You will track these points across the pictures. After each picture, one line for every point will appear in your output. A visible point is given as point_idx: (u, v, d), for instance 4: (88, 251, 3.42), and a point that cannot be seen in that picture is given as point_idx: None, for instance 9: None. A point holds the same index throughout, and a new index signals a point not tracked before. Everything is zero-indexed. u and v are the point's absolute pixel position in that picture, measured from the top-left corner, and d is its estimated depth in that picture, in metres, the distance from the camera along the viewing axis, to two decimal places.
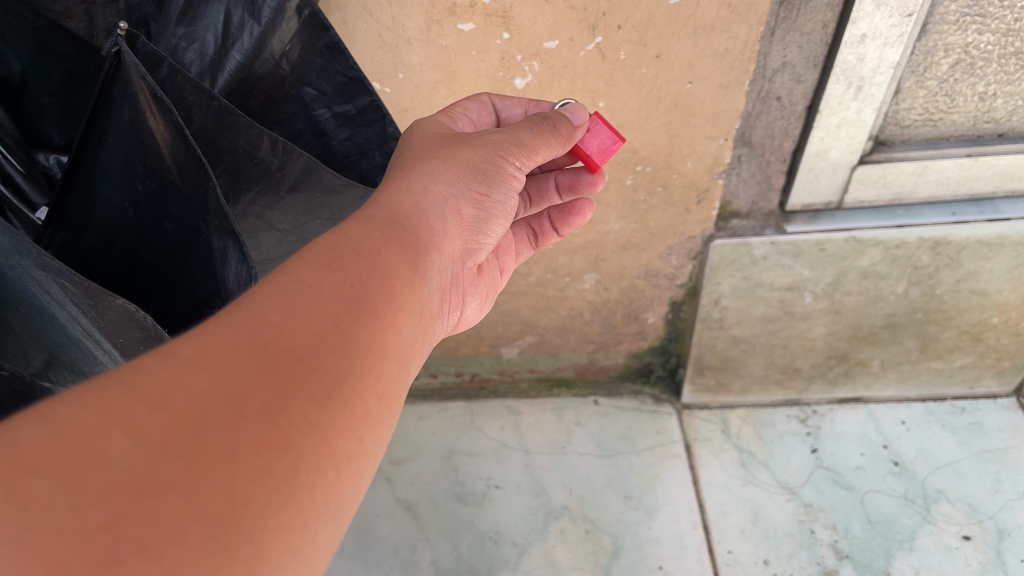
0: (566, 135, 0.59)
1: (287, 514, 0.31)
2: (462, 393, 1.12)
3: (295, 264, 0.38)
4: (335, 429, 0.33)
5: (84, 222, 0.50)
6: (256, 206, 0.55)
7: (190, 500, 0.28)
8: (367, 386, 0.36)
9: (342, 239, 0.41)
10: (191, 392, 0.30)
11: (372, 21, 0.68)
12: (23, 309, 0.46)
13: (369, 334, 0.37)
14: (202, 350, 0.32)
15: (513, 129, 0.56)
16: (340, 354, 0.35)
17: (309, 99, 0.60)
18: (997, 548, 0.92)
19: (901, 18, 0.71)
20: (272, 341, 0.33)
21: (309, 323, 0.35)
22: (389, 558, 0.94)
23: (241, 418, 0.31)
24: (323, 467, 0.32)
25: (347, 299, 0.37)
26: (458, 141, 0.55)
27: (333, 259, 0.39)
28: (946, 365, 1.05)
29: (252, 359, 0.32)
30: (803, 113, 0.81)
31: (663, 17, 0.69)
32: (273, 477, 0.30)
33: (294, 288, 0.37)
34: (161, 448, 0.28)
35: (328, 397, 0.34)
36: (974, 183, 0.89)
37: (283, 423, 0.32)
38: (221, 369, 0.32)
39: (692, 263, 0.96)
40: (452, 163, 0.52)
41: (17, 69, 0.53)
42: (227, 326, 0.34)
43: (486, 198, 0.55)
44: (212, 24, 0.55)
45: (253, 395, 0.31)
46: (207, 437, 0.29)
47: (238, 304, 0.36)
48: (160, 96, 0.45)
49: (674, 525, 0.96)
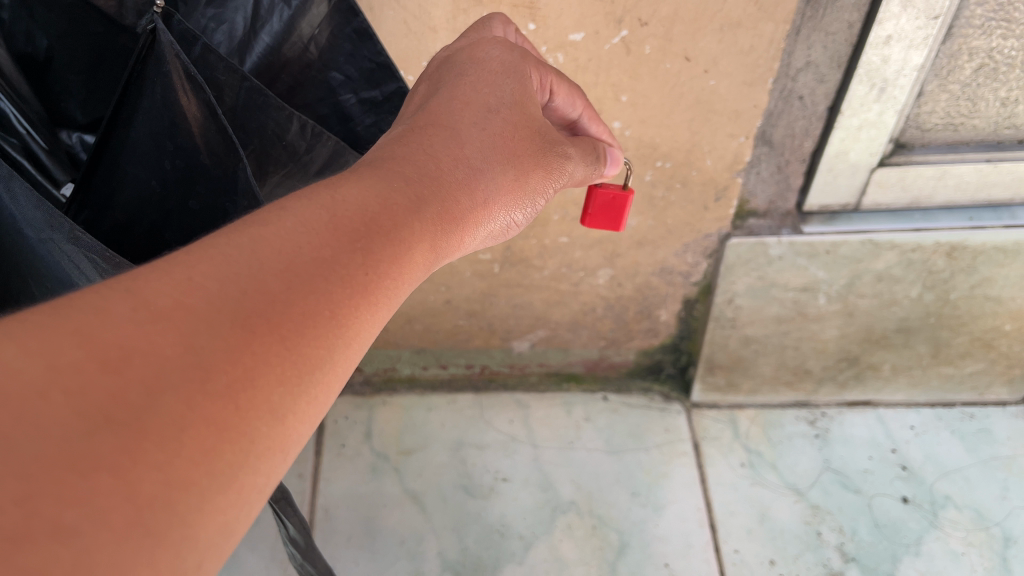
0: (590, 177, 0.62)
1: (227, 497, 0.28)
2: (472, 385, 1.12)
3: (316, 223, 0.35)
4: (295, 415, 0.31)
5: (110, 200, 0.48)
6: (282, 188, 0.56)
7: (127, 480, 0.25)
8: (337, 374, 0.34)
9: (375, 209, 0.38)
10: (153, 356, 0.27)
11: (398, 8, 0.68)
12: (48, 283, 0.46)
13: (357, 322, 0.35)
14: (179, 306, 0.29)
15: (572, 157, 0.57)
16: (325, 340, 0.33)
17: (336, 84, 0.60)
18: (1003, 555, 0.91)
19: (927, 21, 0.70)
20: (259, 315, 0.31)
21: (307, 302, 0.32)
22: (394, 549, 0.94)
23: (202, 396, 0.28)
24: (271, 452, 0.30)
25: (355, 284, 0.35)
26: (537, 153, 0.53)
27: (356, 235, 0.36)
28: (957, 371, 1.05)
29: (234, 331, 0.30)
30: (824, 113, 0.81)
31: (690, 12, 0.69)
32: (219, 461, 0.28)
33: (304, 255, 0.34)
34: (104, 419, 0.25)
35: (296, 382, 0.31)
36: (992, 189, 0.89)
37: (241, 406, 0.29)
38: (192, 333, 0.29)
39: (707, 261, 0.96)
40: (518, 183, 0.51)
41: (44, 45, 0.53)
42: (214, 281, 0.31)
43: (526, 203, 0.53)
44: (241, 6, 0.55)
45: (220, 371, 0.29)
46: (159, 412, 0.26)
47: (239, 249, 0.32)
48: (192, 74, 0.46)
49: (681, 524, 0.96)
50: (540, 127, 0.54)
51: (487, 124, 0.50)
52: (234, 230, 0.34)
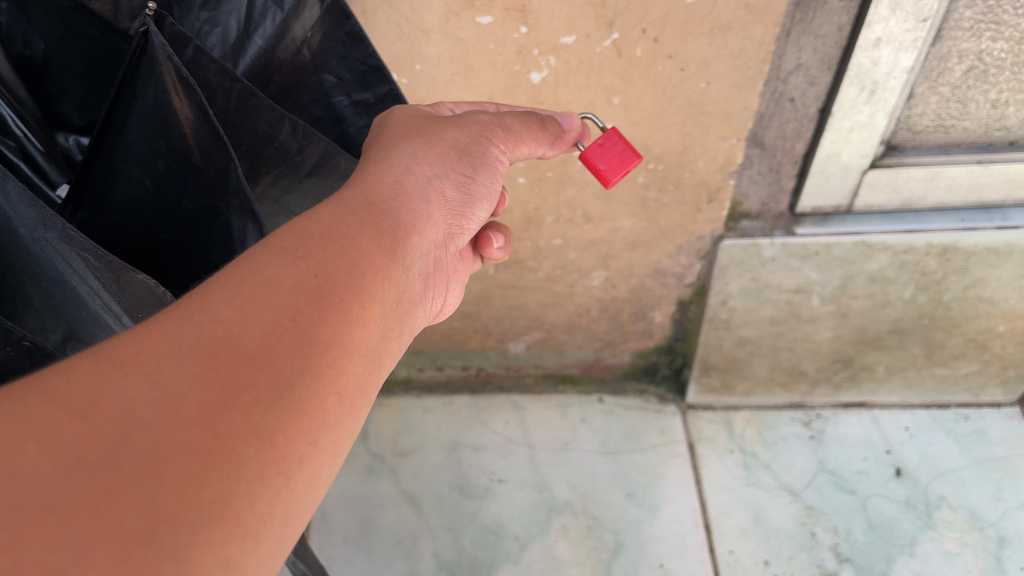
0: (554, 134, 0.59)
1: (222, 524, 0.29)
2: (468, 387, 1.12)
3: (259, 253, 0.37)
4: (283, 432, 0.32)
5: (104, 200, 0.49)
6: (274, 189, 0.57)
7: (109, 518, 0.26)
8: (325, 384, 0.35)
9: (311, 223, 0.40)
10: (120, 397, 0.29)
11: (391, 11, 0.69)
12: (43, 282, 0.46)
13: (329, 328, 0.36)
14: (141, 351, 0.31)
15: (507, 113, 0.57)
16: (294, 351, 0.34)
17: (329, 86, 0.61)
18: (997, 555, 0.92)
19: (916, 23, 0.71)
20: (219, 341, 0.32)
21: (264, 318, 0.34)
22: (390, 549, 0.94)
23: (175, 427, 0.29)
24: (267, 473, 0.31)
25: (309, 289, 0.36)
26: (441, 121, 0.54)
27: (299, 249, 0.38)
28: (951, 372, 1.05)
29: (196, 360, 0.31)
30: (815, 115, 0.81)
31: (680, 15, 0.70)
32: (207, 488, 0.29)
33: (253, 280, 0.36)
34: (81, 460, 0.27)
35: (278, 399, 0.32)
36: (984, 191, 0.89)
37: (222, 431, 0.30)
38: (155, 371, 0.30)
39: (700, 263, 0.97)
40: (435, 142, 0.52)
41: (41, 49, 0.53)
42: (173, 323, 0.33)
43: (468, 170, 0.53)
44: (235, 9, 0.55)
45: (190, 399, 0.30)
46: (131, 448, 0.28)
47: (191, 297, 0.34)
48: (185, 77, 0.46)
49: (676, 524, 0.97)
50: (435, 114, 0.55)
51: (389, 130, 0.53)
52: (193, 286, 0.36)
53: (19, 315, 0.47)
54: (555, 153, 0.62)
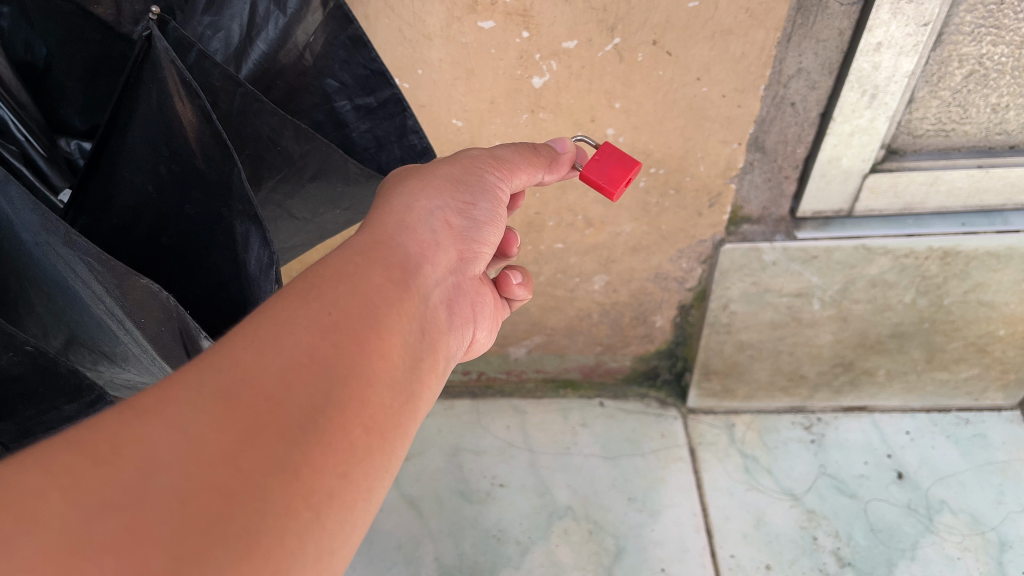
0: (549, 159, 0.59)
1: (250, 560, 0.29)
2: (469, 392, 1.12)
3: (274, 301, 0.38)
4: (309, 465, 0.32)
5: (107, 206, 0.50)
6: (276, 194, 0.57)
7: (137, 556, 0.27)
8: (350, 416, 0.35)
9: (320, 269, 0.40)
10: (143, 441, 0.30)
11: (393, 16, 0.69)
12: (46, 287, 0.46)
13: (346, 364, 0.36)
14: (164, 399, 0.32)
15: (503, 146, 0.56)
16: (314, 387, 0.34)
17: (331, 90, 0.61)
18: (998, 559, 0.92)
19: (917, 28, 0.71)
20: (238, 382, 0.33)
21: (280, 358, 0.34)
22: (391, 554, 0.94)
23: (198, 466, 0.30)
24: (295, 507, 0.31)
25: (323, 327, 0.36)
26: (437, 160, 0.53)
27: (310, 292, 0.38)
28: (952, 376, 1.05)
29: (214, 403, 0.32)
30: (816, 120, 0.81)
31: (681, 20, 0.70)
32: (232, 525, 0.29)
33: (267, 325, 0.36)
34: (107, 502, 0.28)
35: (301, 434, 0.32)
36: (984, 195, 0.89)
37: (245, 467, 0.30)
38: (176, 417, 0.31)
39: (701, 267, 0.97)
40: (429, 178, 0.50)
41: (43, 53, 0.53)
42: (193, 371, 0.33)
43: (477, 200, 0.52)
44: (238, 13, 0.56)
45: (211, 440, 0.30)
46: (154, 490, 0.29)
47: (209, 349, 0.35)
48: (187, 80, 0.46)
49: (677, 528, 0.97)
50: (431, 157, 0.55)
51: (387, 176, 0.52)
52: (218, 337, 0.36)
53: (23, 319, 0.48)
54: (555, 178, 0.61)
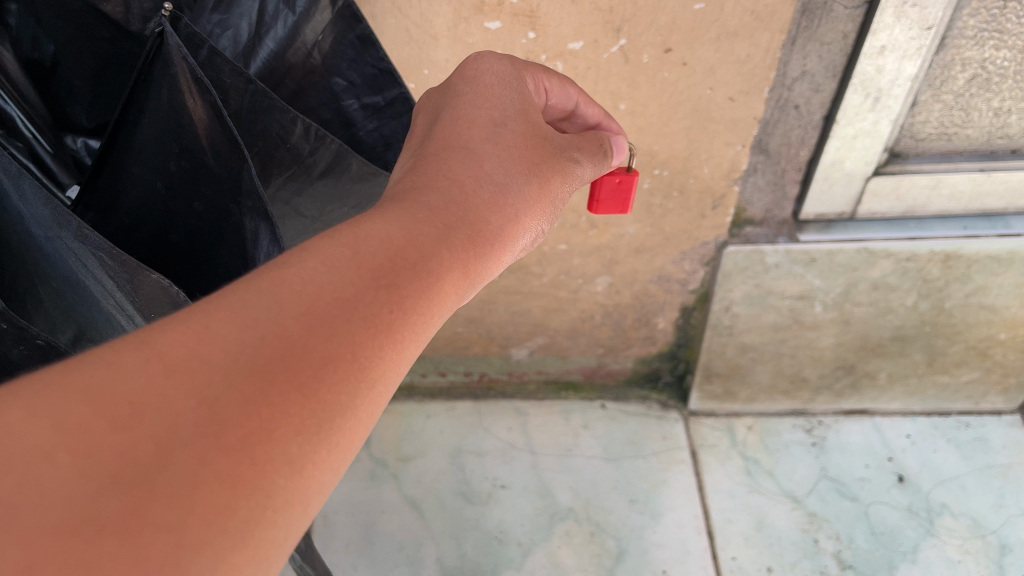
0: (605, 166, 0.58)
1: (239, 557, 0.25)
2: (471, 394, 1.13)
3: (337, 258, 0.32)
4: (316, 466, 0.28)
5: (115, 203, 0.50)
6: (285, 192, 0.57)
7: (131, 544, 0.23)
8: (365, 419, 0.31)
9: (396, 239, 0.34)
10: (165, 410, 0.25)
11: (400, 16, 0.70)
12: (56, 282, 0.47)
13: (385, 365, 0.31)
14: (195, 356, 0.27)
15: (581, 153, 0.53)
16: (348, 386, 0.30)
17: (339, 89, 0.61)
18: (999, 562, 0.92)
19: (921, 31, 0.71)
20: (277, 360, 0.28)
21: (329, 344, 0.29)
22: (393, 555, 0.94)
23: (216, 450, 0.25)
24: (291, 505, 0.27)
25: (380, 320, 0.31)
26: (548, 148, 0.49)
27: (382, 268, 0.33)
28: (952, 380, 1.05)
29: (250, 381, 0.27)
30: (820, 122, 0.82)
31: (687, 22, 0.70)
32: (233, 520, 0.25)
33: (325, 293, 0.30)
34: (111, 477, 0.23)
35: (318, 433, 0.28)
36: (986, 199, 0.89)
37: (258, 459, 0.26)
38: (207, 386, 0.26)
39: (704, 269, 0.97)
40: (541, 181, 0.47)
41: (50, 51, 0.53)
42: (232, 325, 0.28)
43: (549, 213, 0.49)
44: (247, 12, 0.56)
45: (234, 423, 0.26)
46: (167, 472, 0.24)
47: (259, 294, 0.29)
48: (199, 77, 0.46)
49: (678, 531, 0.97)
50: (544, 126, 0.50)
51: (499, 138, 0.46)
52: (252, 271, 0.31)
53: (31, 314, 0.49)
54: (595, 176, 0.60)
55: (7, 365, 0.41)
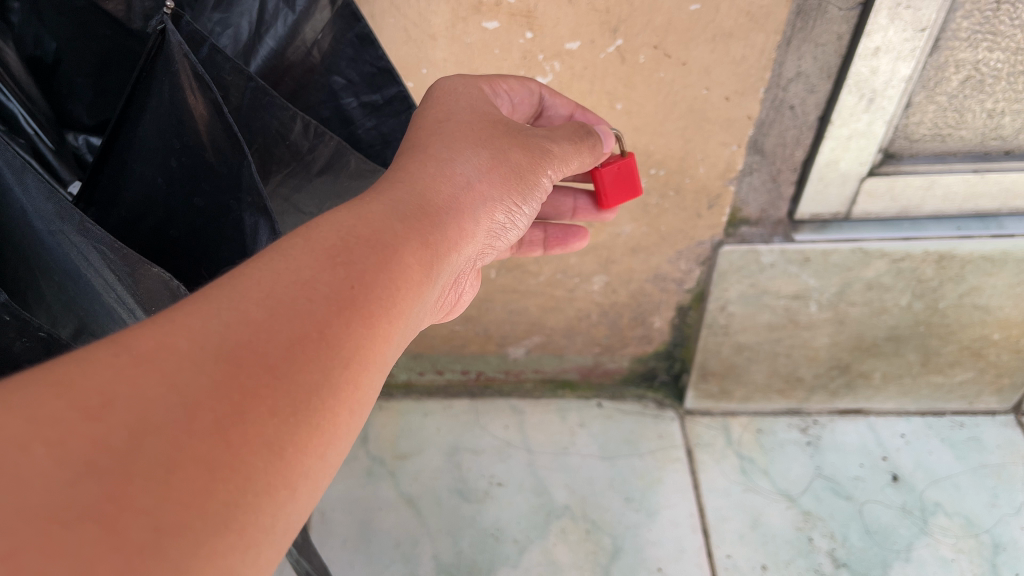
0: (595, 152, 0.60)
1: (225, 538, 0.28)
2: (468, 392, 1.13)
3: (296, 252, 0.36)
4: (295, 447, 0.31)
5: (116, 198, 0.50)
6: (284, 188, 0.58)
7: (111, 527, 0.25)
8: (343, 398, 0.33)
9: (351, 231, 0.38)
10: (138, 400, 0.28)
11: (399, 16, 0.70)
12: (57, 276, 0.47)
13: (354, 343, 0.34)
14: (162, 349, 0.30)
15: (558, 136, 0.56)
16: (318, 364, 0.32)
17: (338, 87, 0.62)
18: (992, 560, 0.93)
19: (915, 32, 0.72)
20: (242, 346, 0.31)
21: (292, 325, 0.32)
22: (389, 552, 0.95)
23: (190, 435, 0.28)
24: (274, 488, 0.30)
25: (341, 299, 0.35)
26: (508, 135, 0.53)
27: (339, 257, 0.36)
28: (946, 380, 1.06)
29: (217, 367, 0.30)
30: (815, 123, 0.82)
31: (683, 23, 0.71)
32: (214, 501, 0.28)
33: (285, 281, 0.34)
34: (89, 464, 0.26)
35: (293, 413, 0.31)
36: (980, 200, 0.90)
37: (234, 441, 0.29)
38: (175, 374, 0.29)
39: (700, 268, 0.98)
40: (498, 165, 0.51)
41: (51, 48, 0.54)
42: (199, 320, 0.31)
43: (515, 195, 0.52)
44: (247, 11, 0.57)
45: (205, 408, 0.29)
46: (143, 457, 0.27)
47: (224, 292, 0.33)
48: (200, 74, 0.46)
49: (674, 529, 0.97)
50: (502, 119, 0.54)
51: (446, 132, 0.51)
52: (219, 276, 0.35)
53: (32, 308, 0.48)
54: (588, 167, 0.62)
55: (9, 358, 0.42)
